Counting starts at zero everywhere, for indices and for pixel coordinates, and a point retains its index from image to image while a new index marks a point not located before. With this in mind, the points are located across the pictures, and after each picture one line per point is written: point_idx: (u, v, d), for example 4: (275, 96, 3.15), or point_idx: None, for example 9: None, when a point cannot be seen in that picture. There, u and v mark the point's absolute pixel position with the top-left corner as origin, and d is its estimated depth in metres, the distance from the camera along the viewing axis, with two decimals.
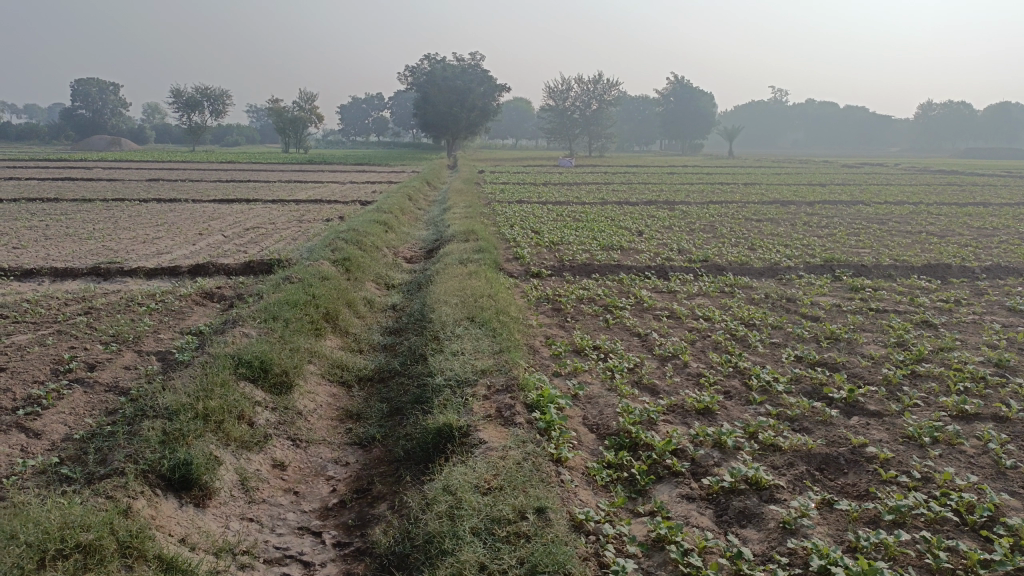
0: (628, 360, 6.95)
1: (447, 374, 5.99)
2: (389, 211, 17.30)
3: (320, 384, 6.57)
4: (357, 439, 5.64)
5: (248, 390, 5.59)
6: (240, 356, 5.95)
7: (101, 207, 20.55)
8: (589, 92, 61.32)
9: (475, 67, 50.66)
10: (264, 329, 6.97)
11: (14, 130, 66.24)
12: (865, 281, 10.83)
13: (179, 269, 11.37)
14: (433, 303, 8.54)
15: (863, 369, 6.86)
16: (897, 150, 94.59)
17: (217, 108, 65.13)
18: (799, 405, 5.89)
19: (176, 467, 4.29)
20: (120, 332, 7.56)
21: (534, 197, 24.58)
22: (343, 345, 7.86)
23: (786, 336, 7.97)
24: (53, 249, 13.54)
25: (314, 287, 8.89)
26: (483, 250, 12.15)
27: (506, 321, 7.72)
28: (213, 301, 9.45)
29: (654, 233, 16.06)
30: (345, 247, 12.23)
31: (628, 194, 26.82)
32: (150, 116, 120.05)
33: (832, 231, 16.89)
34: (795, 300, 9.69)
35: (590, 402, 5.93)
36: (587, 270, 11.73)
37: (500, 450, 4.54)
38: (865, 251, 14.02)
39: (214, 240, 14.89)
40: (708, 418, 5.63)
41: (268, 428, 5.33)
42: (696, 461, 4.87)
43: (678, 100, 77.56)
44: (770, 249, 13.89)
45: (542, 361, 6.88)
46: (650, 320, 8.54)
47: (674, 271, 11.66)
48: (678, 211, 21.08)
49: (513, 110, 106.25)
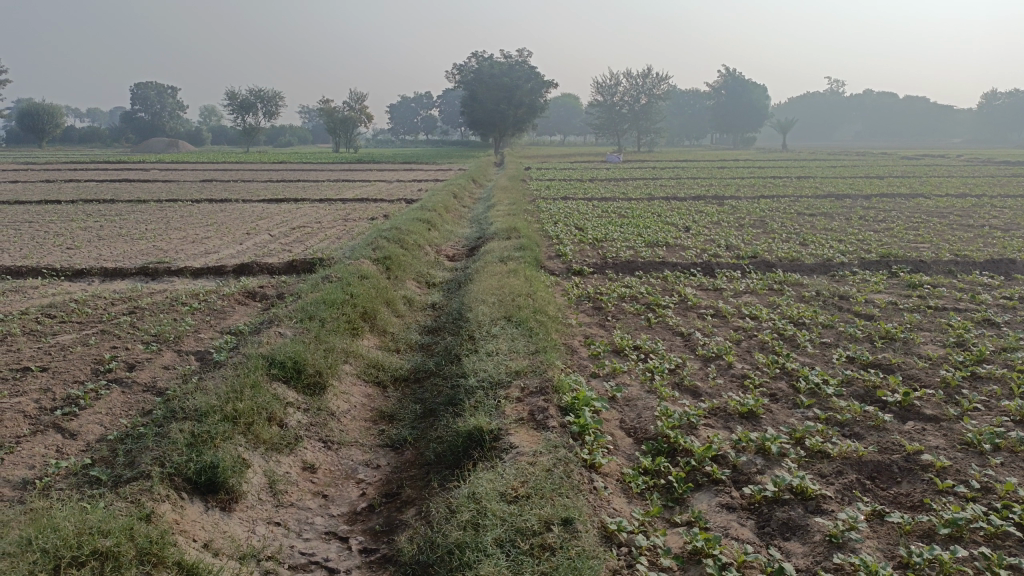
0: (670, 360, 6.73)
1: (481, 376, 5.86)
2: (433, 209, 17.29)
3: (355, 384, 6.51)
4: (389, 441, 5.55)
5: (280, 391, 5.55)
6: (273, 356, 5.92)
7: (155, 208, 21.03)
8: (638, 87, 60.61)
9: (523, 64, 50.33)
10: (300, 329, 6.95)
11: (77, 134, 68.54)
12: (923, 277, 10.36)
13: (224, 268, 11.49)
14: (471, 302, 8.43)
15: (919, 370, 6.51)
16: (959, 142, 91.48)
17: (272, 109, 65.83)
18: (849, 409, 5.59)
19: (202, 471, 4.25)
20: (161, 331, 7.63)
21: (580, 193, 24.36)
22: (380, 344, 7.80)
23: (837, 335, 7.64)
24: (105, 249, 13.85)
25: (353, 286, 8.86)
26: (525, 248, 12.01)
27: (545, 320, 7.56)
28: (255, 300, 9.52)
29: (701, 229, 15.69)
30: (386, 245, 12.21)
31: (676, 189, 26.37)
32: (207, 117, 123.22)
33: (889, 226, 16.27)
34: (848, 297, 9.31)
35: (628, 405, 5.73)
36: (631, 267, 11.49)
37: (531, 455, 4.39)
38: (924, 245, 13.45)
39: (260, 239, 15.06)
40: (751, 421, 5.39)
41: (299, 430, 5.28)
42: (737, 468, 4.64)
43: (729, 94, 76.21)
44: (822, 245, 13.42)
45: (579, 361, 6.70)
46: (694, 319, 8.29)
47: (720, 268, 11.34)
48: (727, 206, 20.59)
49: (561, 106, 105.81)
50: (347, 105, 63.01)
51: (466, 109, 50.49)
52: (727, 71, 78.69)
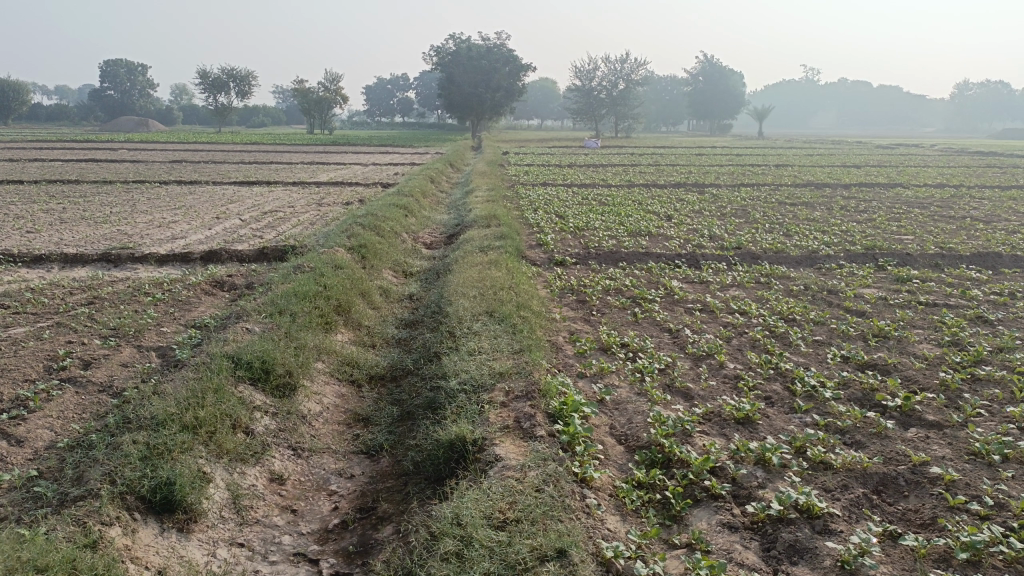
0: (659, 359, 6.43)
1: (463, 377, 5.51)
2: (410, 194, 16.83)
3: (328, 383, 6.13)
4: (365, 448, 5.19)
5: (247, 394, 5.17)
6: (238, 356, 5.51)
7: (121, 190, 20.31)
8: (616, 71, 60.13)
9: (501, 47, 49.60)
10: (269, 324, 6.54)
11: (44, 111, 66.76)
12: (911, 272, 10.15)
13: (191, 256, 10.99)
14: (450, 295, 8.05)
15: (916, 372, 6.28)
16: (931, 131, 92.49)
17: (244, 89, 64.37)
18: (848, 415, 5.33)
19: (157, 488, 3.87)
20: (121, 325, 7.17)
21: (559, 179, 24.01)
22: (355, 339, 7.42)
23: (829, 333, 7.38)
24: (67, 233, 13.26)
25: (326, 276, 8.44)
26: (506, 237, 11.63)
27: (529, 316, 7.22)
28: (222, 290, 9.06)
29: (684, 218, 15.42)
30: (361, 232, 11.79)
31: (656, 176, 26.10)
32: (178, 96, 121.22)
33: (872, 216, 16.12)
34: (837, 292, 9.08)
35: (618, 409, 5.43)
36: (614, 258, 11.18)
37: (518, 470, 4.06)
38: (908, 237, 13.27)
39: (230, 224, 14.52)
40: (748, 428, 5.11)
41: (267, 437, 4.90)
42: (737, 481, 4.36)
43: (707, 80, 76.07)
44: (806, 236, 13.21)
45: (565, 360, 6.38)
46: (682, 314, 8.00)
47: (705, 259, 11.08)
48: (708, 194, 20.34)
49: (539, 90, 105.20)
50: (322, 86, 61.74)
51: (443, 92, 49.78)
52: (705, 56, 78.56)
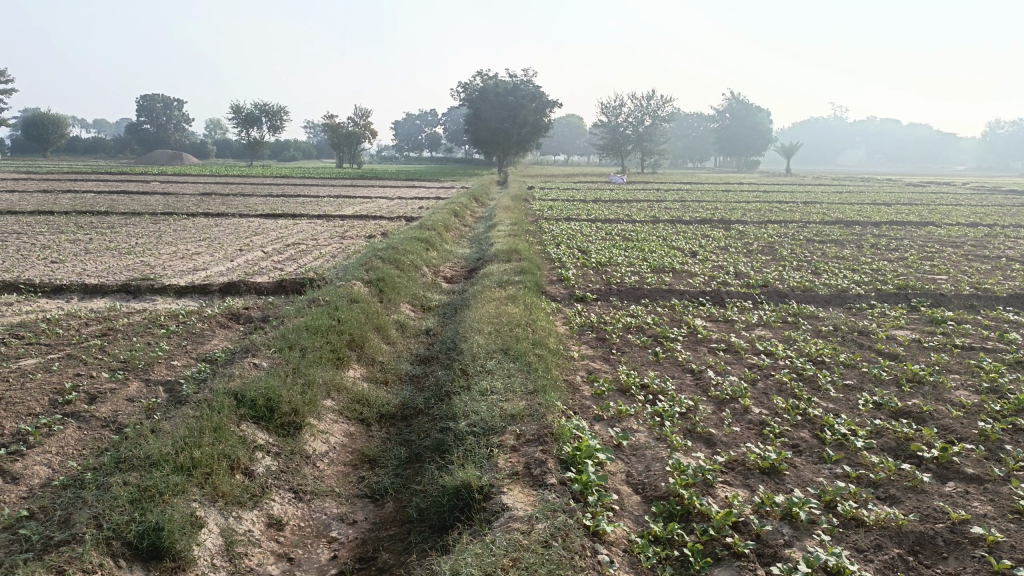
0: (680, 402, 6.16)
1: (473, 419, 5.28)
2: (433, 228, 16.77)
3: (336, 422, 5.94)
4: (369, 491, 4.97)
5: (249, 433, 4.99)
6: (242, 394, 5.34)
7: (149, 221, 20.53)
8: (642, 108, 60.65)
9: (528, 83, 50.01)
10: (278, 360, 6.38)
11: (82, 143, 68.44)
12: (945, 313, 9.80)
13: (209, 287, 10.94)
14: (466, 331, 7.86)
15: (953, 420, 5.95)
16: (962, 170, 91.32)
17: (276, 124, 65.48)
18: (881, 467, 5.03)
19: (145, 534, 3.69)
20: (132, 358, 7.06)
21: (583, 214, 23.88)
22: (367, 375, 7.24)
23: (860, 377, 7.06)
24: (90, 263, 13.33)
25: (341, 310, 8.30)
26: (526, 272, 11.47)
27: (545, 355, 6.99)
28: (237, 323, 8.96)
29: (708, 255, 15.16)
30: (381, 266, 11.69)
31: (682, 212, 25.89)
32: (212, 130, 124.03)
33: (903, 255, 15.76)
34: (868, 333, 8.75)
35: (635, 456, 5.16)
36: (636, 295, 10.93)
37: (526, 523, 3.82)
38: (941, 277, 12.89)
39: (252, 256, 14.53)
40: (774, 479, 4.82)
41: (267, 479, 4.70)
42: (761, 539, 4.07)
43: (734, 117, 76.24)
44: (836, 275, 12.89)
45: (582, 402, 6.14)
46: (705, 354, 7.73)
47: (730, 297, 10.80)
48: (734, 231, 20.07)
49: (566, 126, 105.93)
50: (352, 121, 62.61)
51: (469, 127, 50.20)
52: (732, 98, 78.02)
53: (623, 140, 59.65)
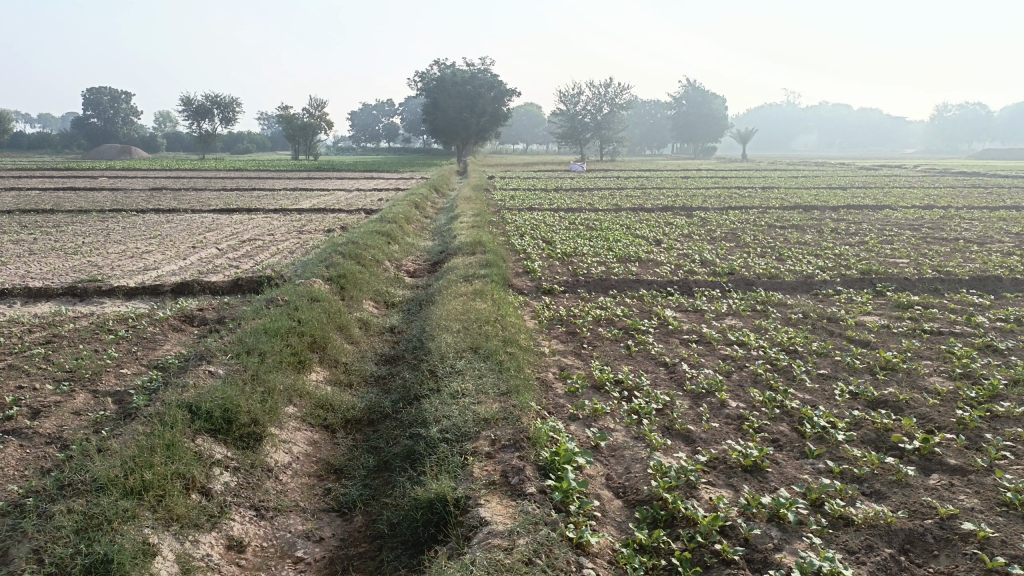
0: (656, 398, 5.98)
1: (444, 425, 5.04)
2: (393, 220, 16.42)
3: (298, 430, 5.64)
4: (336, 505, 4.69)
5: (205, 447, 4.68)
6: (197, 405, 5.01)
7: (97, 219, 19.77)
8: (600, 96, 60.56)
9: (486, 72, 49.58)
10: (235, 366, 6.04)
11: (26, 138, 66.13)
12: (912, 297, 9.81)
13: (161, 288, 10.47)
14: (433, 329, 7.59)
15: (930, 409, 5.88)
16: (911, 154, 93.47)
17: (228, 116, 63.98)
18: (865, 461, 4.91)
19: (91, 568, 3.39)
20: (78, 368, 6.65)
21: (545, 203, 23.68)
22: (330, 378, 6.93)
23: (835, 366, 6.97)
24: (34, 265, 12.72)
25: (301, 310, 7.97)
26: (491, 265, 11.23)
27: (516, 353, 6.77)
28: (192, 326, 8.57)
29: (673, 243, 15.08)
30: (341, 261, 11.33)
31: (644, 199, 25.87)
32: (162, 123, 121.44)
33: (864, 239, 15.87)
34: (838, 320, 8.70)
35: (614, 457, 4.97)
36: (604, 286, 10.77)
37: (507, 539, 3.59)
38: (903, 261, 12.98)
39: (207, 254, 14.02)
40: (757, 477, 4.66)
41: (226, 497, 4.39)
42: (750, 544, 3.92)
43: (690, 104, 76.74)
44: (800, 261, 12.89)
45: (556, 401, 5.93)
46: (678, 347, 7.58)
47: (698, 286, 10.70)
48: (697, 218, 20.07)
49: (524, 115, 105.68)
50: (307, 111, 61.40)
51: (428, 117, 49.60)
52: (688, 84, 78.35)
53: (582, 128, 59.51)
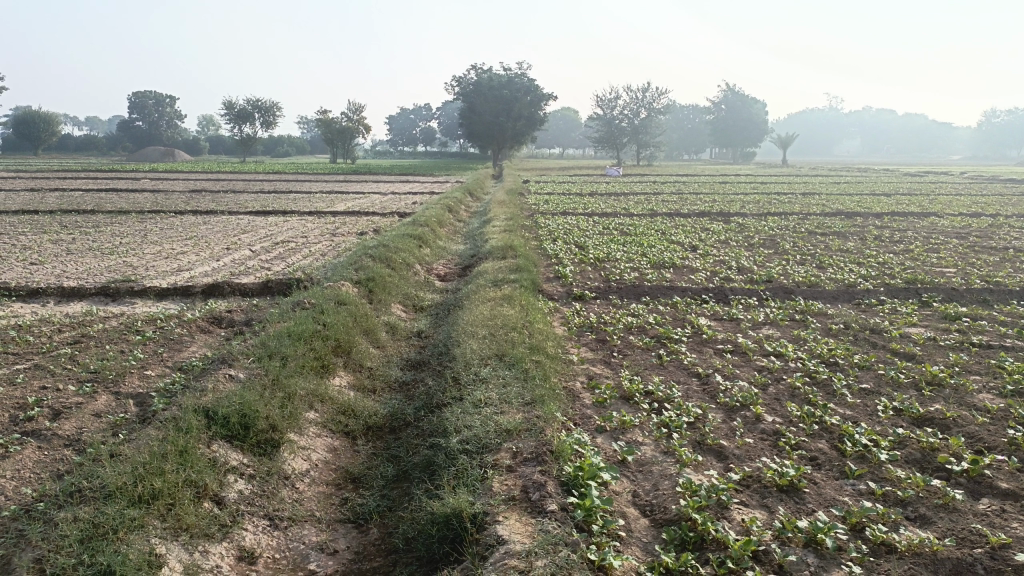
0: (688, 411, 5.74)
1: (465, 435, 4.87)
2: (426, 224, 16.36)
3: (319, 436, 5.52)
4: (353, 516, 4.54)
5: (220, 454, 4.57)
6: (214, 410, 4.91)
7: (135, 220, 20.04)
8: (637, 100, 60.05)
9: (523, 76, 49.48)
10: (256, 370, 5.95)
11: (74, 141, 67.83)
12: (959, 309, 9.40)
13: (192, 289, 10.49)
14: (459, 335, 7.44)
15: (980, 428, 5.55)
16: (957, 160, 91.22)
17: (268, 120, 64.83)
18: (909, 482, 4.63)
19: None
20: (103, 369, 6.62)
21: (579, 208, 23.47)
22: (354, 382, 6.82)
23: (877, 379, 6.66)
24: (71, 265, 12.87)
25: (327, 313, 7.88)
26: (522, 269, 11.06)
27: (543, 361, 6.58)
28: (219, 327, 8.54)
29: (709, 249, 14.77)
30: (371, 264, 11.26)
31: (680, 205, 25.48)
32: (204, 127, 123.75)
33: (908, 247, 15.38)
34: (880, 331, 8.36)
35: (642, 473, 4.75)
36: (636, 292, 10.52)
37: (523, 560, 3.41)
38: (950, 270, 12.51)
39: (240, 256, 14.06)
40: (793, 498, 4.41)
41: (239, 505, 4.27)
42: (785, 571, 3.68)
43: (729, 108, 75.79)
44: (841, 269, 12.51)
45: (583, 412, 5.73)
46: (712, 357, 7.32)
47: (734, 293, 10.40)
48: (734, 224, 19.68)
49: (560, 119, 105.50)
50: (345, 115, 61.92)
51: (464, 121, 49.63)
52: (727, 89, 77.43)
53: (619, 132, 59.08)
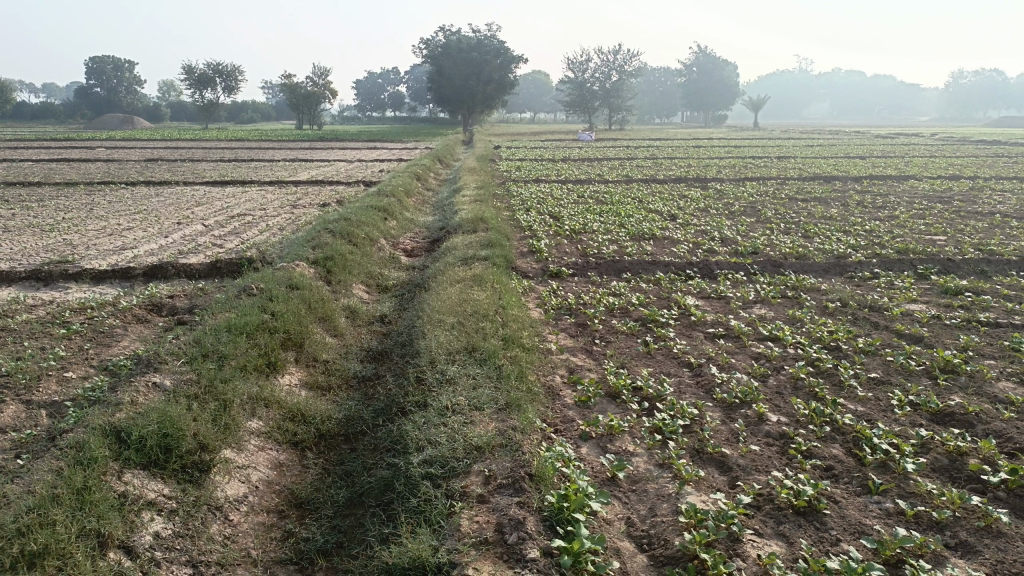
0: (683, 412, 5.05)
1: (430, 455, 4.16)
2: (392, 194, 15.45)
3: (261, 450, 4.76)
4: (295, 556, 3.81)
5: (133, 487, 3.82)
6: (130, 431, 4.14)
7: (83, 193, 18.80)
8: (609, 63, 58.70)
9: (492, 38, 48.03)
10: (187, 375, 5.15)
11: (30, 109, 64.93)
12: (960, 282, 8.81)
13: (133, 272, 9.57)
14: (425, 322, 6.69)
15: (1007, 424, 4.94)
16: (925, 121, 91.50)
17: (231, 85, 62.55)
18: (944, 500, 3.99)
19: None
20: (14, 372, 5.76)
21: (553, 174, 22.64)
22: (305, 380, 6.05)
23: (886, 367, 6.05)
24: (4, 244, 11.80)
25: (276, 300, 7.06)
26: (493, 245, 10.28)
27: (518, 355, 5.87)
28: (159, 316, 7.69)
29: (690, 218, 14.10)
30: (330, 241, 10.40)
31: (656, 170, 24.77)
32: (165, 92, 120.14)
33: (893, 213, 14.85)
34: (880, 309, 7.75)
35: (635, 493, 4.08)
36: (617, 268, 9.82)
37: None
38: (940, 238, 11.99)
39: (191, 231, 13.08)
40: (814, 525, 3.79)
41: (155, 552, 3.52)
42: None
43: (701, 71, 74.88)
44: (829, 238, 11.92)
45: (565, 416, 5.04)
46: (704, 343, 6.66)
47: (721, 268, 9.74)
48: (713, 190, 19.02)
49: (530, 81, 103.63)
50: (311, 80, 59.84)
51: (432, 85, 48.17)
52: (700, 51, 76.37)
53: (591, 96, 57.92)
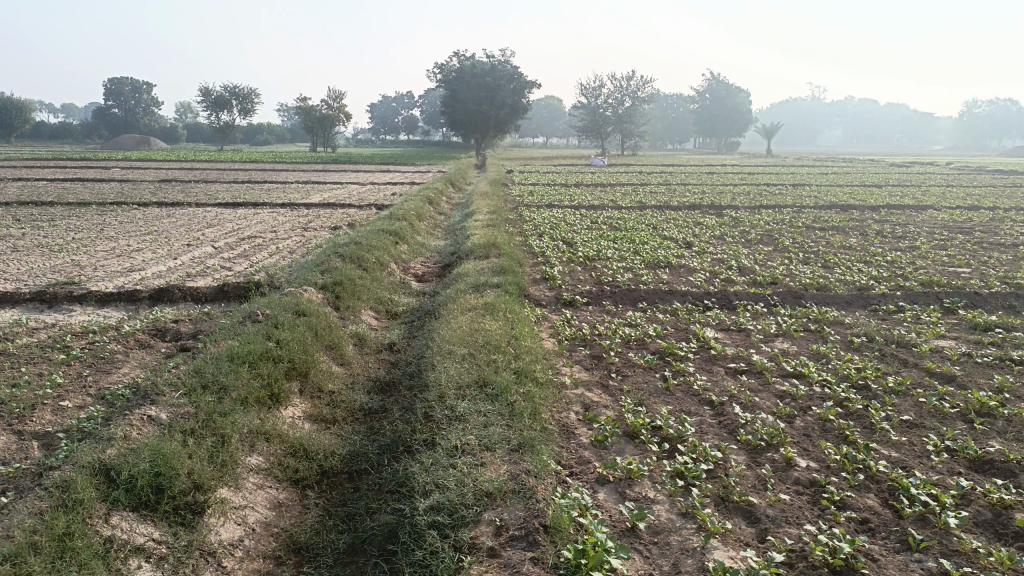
0: (705, 456, 4.77)
1: (437, 501, 3.90)
2: (404, 218, 15.28)
3: (259, 489, 4.51)
4: None
5: (121, 532, 3.58)
6: (121, 469, 3.91)
7: (94, 213, 18.73)
8: (622, 89, 58.77)
9: (507, 64, 48.24)
10: (184, 407, 4.93)
11: (48, 129, 65.64)
12: (988, 317, 8.50)
13: (138, 295, 9.39)
14: (434, 353, 6.45)
15: None
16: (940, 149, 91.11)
17: (247, 107, 63.05)
18: (992, 560, 3.68)
19: None
20: (8, 400, 5.54)
21: (565, 200, 22.46)
22: (309, 412, 5.81)
23: (918, 409, 5.74)
24: (11, 265, 11.67)
25: (281, 327, 6.84)
26: (505, 271, 10.05)
27: (531, 391, 5.61)
28: (162, 341, 7.48)
29: (705, 246, 13.83)
30: (339, 265, 10.21)
31: (670, 197, 24.53)
32: (182, 114, 121.51)
33: (914, 244, 14.53)
34: (907, 345, 7.45)
35: (657, 547, 3.80)
36: (632, 297, 9.56)
37: None
38: (964, 270, 11.67)
39: (200, 253, 12.92)
40: None
41: None
42: None
43: (715, 98, 74.90)
44: (849, 269, 11.63)
45: (581, 458, 4.76)
46: (725, 378, 6.38)
47: (739, 299, 9.47)
48: (728, 217, 18.75)
49: (543, 107, 104.01)
50: (325, 103, 60.22)
51: (446, 109, 48.33)
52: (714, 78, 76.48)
53: (604, 121, 57.94)
